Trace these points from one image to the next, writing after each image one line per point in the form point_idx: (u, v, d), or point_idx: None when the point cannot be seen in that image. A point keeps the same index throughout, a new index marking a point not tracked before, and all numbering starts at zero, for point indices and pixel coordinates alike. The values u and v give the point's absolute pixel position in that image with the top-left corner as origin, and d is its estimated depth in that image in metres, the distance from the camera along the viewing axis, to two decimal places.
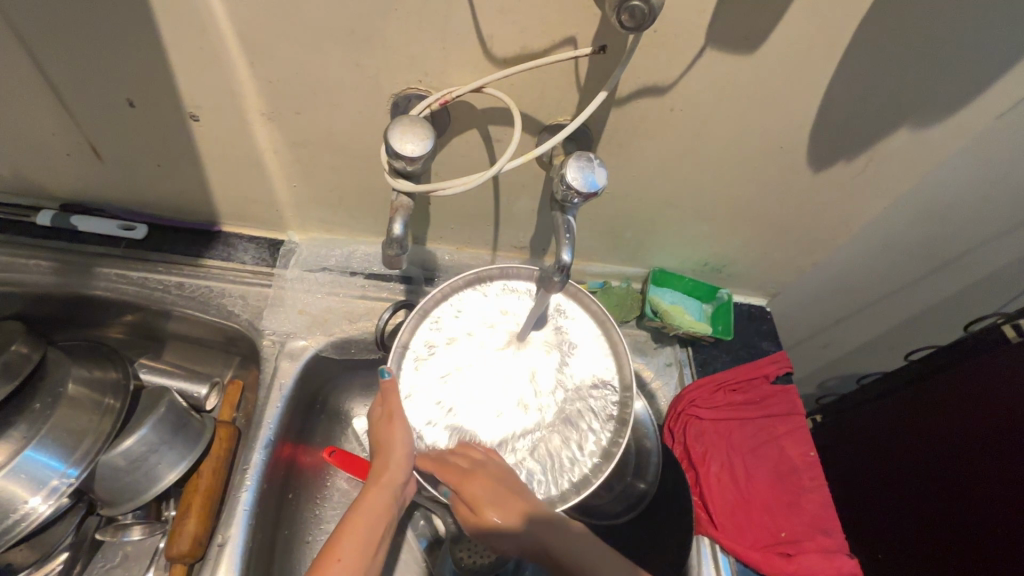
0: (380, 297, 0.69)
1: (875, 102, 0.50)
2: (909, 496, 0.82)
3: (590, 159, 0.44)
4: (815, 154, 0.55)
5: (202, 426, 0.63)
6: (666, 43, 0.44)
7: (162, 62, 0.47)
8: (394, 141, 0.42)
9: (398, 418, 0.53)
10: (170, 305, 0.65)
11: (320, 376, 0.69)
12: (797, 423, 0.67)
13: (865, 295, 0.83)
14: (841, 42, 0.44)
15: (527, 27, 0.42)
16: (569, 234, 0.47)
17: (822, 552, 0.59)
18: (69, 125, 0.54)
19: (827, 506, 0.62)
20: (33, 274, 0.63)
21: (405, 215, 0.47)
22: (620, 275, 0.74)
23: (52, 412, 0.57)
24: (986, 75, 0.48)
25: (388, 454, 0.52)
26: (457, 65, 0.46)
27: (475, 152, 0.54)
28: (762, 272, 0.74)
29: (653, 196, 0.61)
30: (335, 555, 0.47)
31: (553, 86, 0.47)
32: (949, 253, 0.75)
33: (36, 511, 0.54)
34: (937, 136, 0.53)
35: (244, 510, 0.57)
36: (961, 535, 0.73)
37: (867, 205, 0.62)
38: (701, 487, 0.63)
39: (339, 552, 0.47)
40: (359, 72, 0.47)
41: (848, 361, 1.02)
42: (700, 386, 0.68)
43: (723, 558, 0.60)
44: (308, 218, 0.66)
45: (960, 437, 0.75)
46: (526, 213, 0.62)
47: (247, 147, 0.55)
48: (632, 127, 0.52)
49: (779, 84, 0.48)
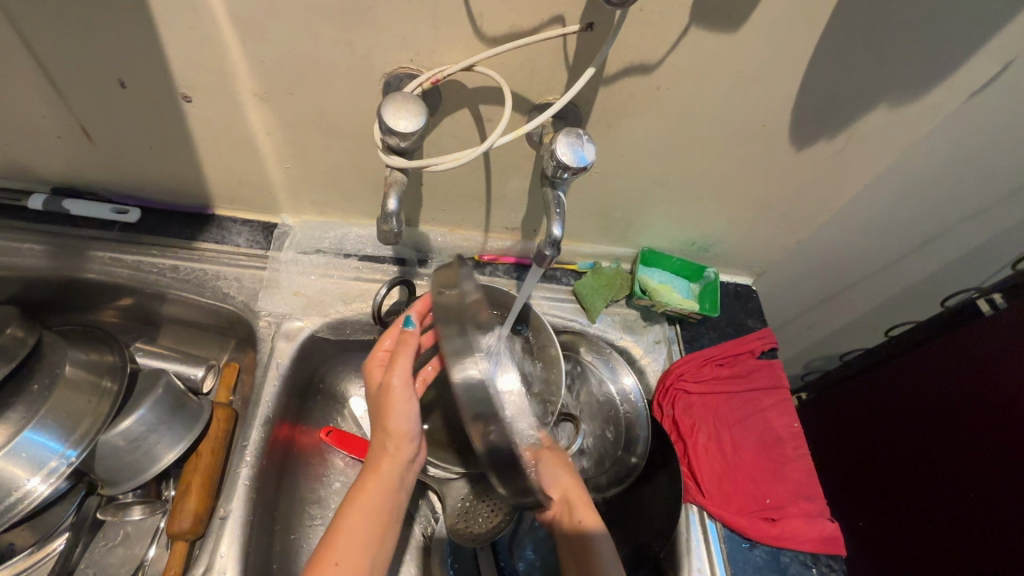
0: (374, 279, 0.70)
1: (853, 81, 0.52)
2: (890, 468, 0.85)
3: (580, 135, 0.46)
4: (796, 133, 0.57)
5: (199, 406, 0.63)
6: (651, 22, 0.45)
7: (153, 42, 0.47)
8: (387, 118, 0.43)
9: (397, 387, 0.53)
10: (164, 288, 0.65)
11: (315, 358, 0.69)
12: (781, 396, 0.69)
13: (847, 274, 0.85)
14: (818, 22, 0.46)
15: (515, 5, 0.43)
16: (559, 209, 0.49)
17: (805, 516, 0.62)
18: (59, 106, 0.54)
19: (809, 473, 0.64)
20: (28, 258, 0.63)
21: (399, 190, 0.48)
22: (609, 256, 0.76)
23: (50, 394, 0.57)
24: (958, 53, 0.50)
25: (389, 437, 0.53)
26: (448, 44, 0.47)
27: (466, 132, 0.55)
28: (748, 252, 0.76)
29: (642, 176, 0.62)
30: (330, 560, 0.46)
31: (542, 64, 0.48)
32: (928, 230, 0.77)
33: (36, 491, 0.55)
34: (915, 115, 0.55)
35: (244, 485, 0.58)
36: (938, 500, 0.76)
37: (848, 184, 0.64)
38: (689, 457, 0.65)
39: (335, 555, 0.47)
40: (351, 51, 0.47)
41: (833, 341, 1.05)
42: (688, 360, 0.70)
43: (711, 524, 0.62)
44: (301, 200, 0.67)
45: (944, 407, 0.77)
46: (516, 194, 0.63)
47: (240, 128, 0.56)
48: (619, 107, 0.53)
49: (761, 63, 0.49)
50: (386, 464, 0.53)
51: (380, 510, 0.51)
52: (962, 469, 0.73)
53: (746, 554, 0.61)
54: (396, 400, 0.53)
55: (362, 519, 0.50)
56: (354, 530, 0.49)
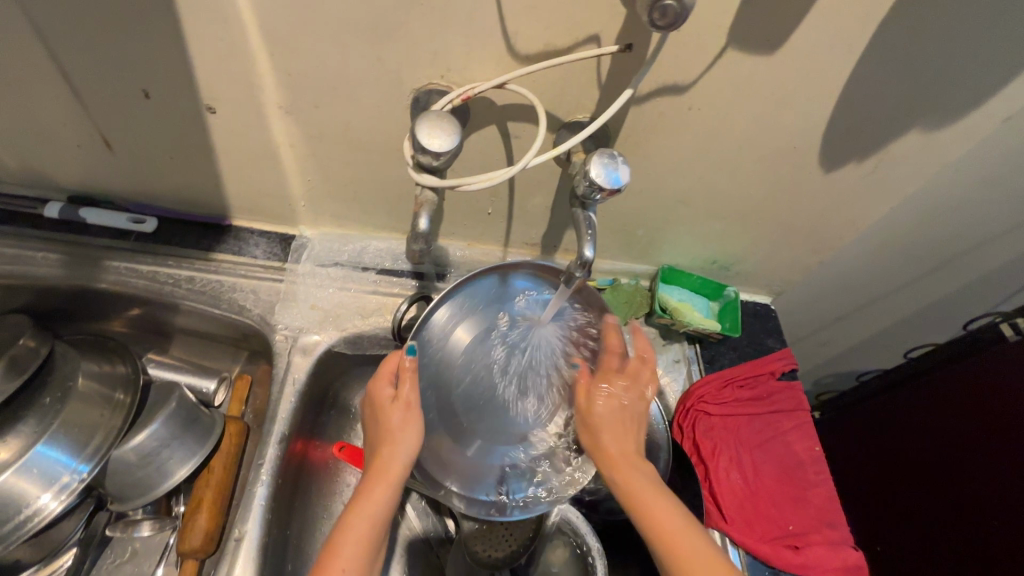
0: (392, 292, 0.69)
1: (887, 105, 0.51)
2: (907, 491, 0.84)
3: (613, 156, 0.45)
4: (825, 154, 0.56)
5: (212, 420, 0.62)
6: (688, 43, 0.44)
7: (180, 52, 0.46)
8: (421, 136, 0.42)
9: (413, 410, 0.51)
10: (180, 299, 0.64)
11: (331, 372, 0.68)
12: (803, 419, 0.68)
13: (866, 294, 0.85)
14: (856, 46, 0.45)
15: (552, 24, 0.43)
16: (591, 230, 0.48)
17: (829, 544, 0.61)
18: (80, 115, 0.53)
19: (832, 499, 0.63)
20: (41, 267, 0.62)
21: (430, 211, 0.47)
22: (629, 272, 0.75)
23: (62, 406, 0.56)
24: (993, 81, 0.49)
25: (393, 443, 0.50)
26: (481, 61, 0.46)
27: (493, 148, 0.54)
28: (769, 271, 0.75)
29: (667, 194, 0.61)
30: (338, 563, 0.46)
31: (575, 84, 0.48)
32: (951, 252, 0.77)
33: (47, 508, 0.53)
34: (948, 139, 0.55)
35: (260, 505, 0.56)
36: (957, 527, 0.75)
37: (875, 206, 0.64)
38: (711, 481, 0.63)
39: (341, 559, 0.46)
40: (381, 66, 0.47)
41: (849, 360, 1.03)
42: (709, 382, 0.69)
43: (733, 550, 0.61)
44: (321, 212, 0.66)
45: (967, 432, 0.76)
46: (540, 210, 0.62)
47: (263, 141, 0.55)
48: (649, 127, 0.53)
49: (797, 85, 0.48)
50: (393, 471, 0.50)
51: (375, 536, 0.48)
52: (981, 497, 0.72)
53: None
54: (407, 425, 0.50)
55: (371, 525, 0.48)
56: (362, 537, 0.47)
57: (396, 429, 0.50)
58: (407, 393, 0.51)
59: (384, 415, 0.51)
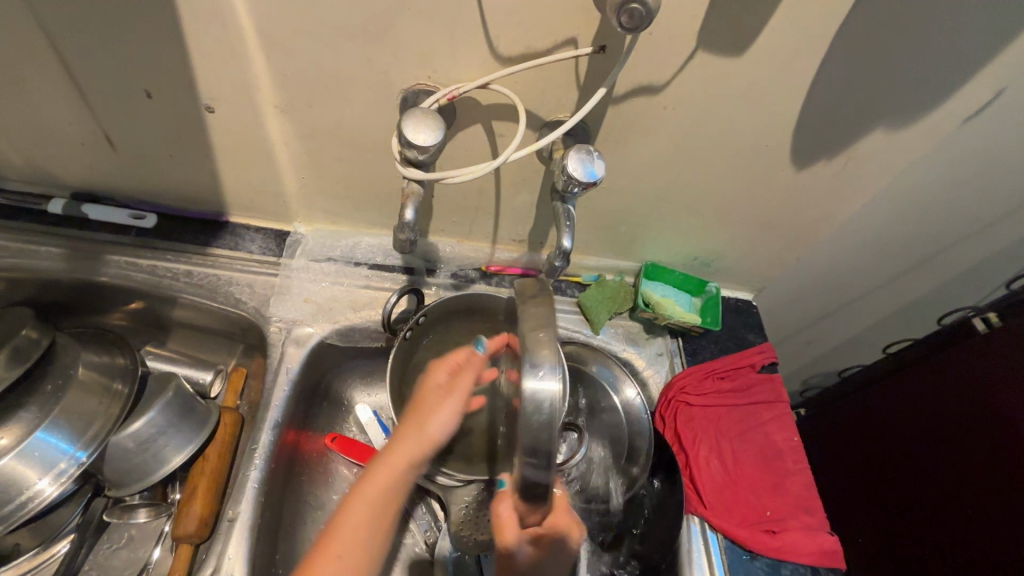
0: (384, 287, 0.72)
1: (850, 105, 0.54)
2: (888, 483, 0.86)
3: (590, 151, 0.47)
4: (796, 152, 0.59)
5: (207, 410, 0.64)
6: (659, 45, 0.47)
7: (182, 56, 0.49)
8: (407, 131, 0.45)
9: (455, 397, 0.52)
10: (177, 293, 0.66)
11: (324, 364, 0.70)
12: (781, 410, 0.70)
13: (845, 291, 0.87)
14: (817, 49, 0.48)
15: (531, 28, 0.45)
16: (569, 221, 0.51)
17: (805, 530, 0.62)
18: (85, 114, 0.56)
19: (809, 486, 0.65)
20: (45, 261, 0.64)
21: (415, 202, 0.51)
22: (613, 269, 0.77)
23: (62, 395, 0.58)
24: (950, 82, 0.52)
25: (425, 427, 0.51)
26: (464, 63, 0.49)
27: (479, 146, 0.57)
28: (749, 267, 0.77)
29: (646, 191, 0.64)
30: (331, 546, 0.47)
31: (554, 84, 0.51)
32: (924, 250, 0.79)
33: (43, 493, 0.55)
34: (912, 137, 0.57)
35: (253, 487, 0.58)
36: (934, 517, 0.77)
37: (847, 203, 0.66)
38: (691, 468, 0.66)
39: (335, 548, 0.47)
40: (371, 68, 0.49)
41: (832, 358, 1.06)
42: (690, 373, 0.72)
43: (712, 535, 0.63)
44: (315, 209, 0.68)
45: (943, 424, 0.78)
46: (525, 207, 0.65)
47: (259, 139, 0.57)
48: (627, 125, 0.55)
49: (764, 87, 0.51)
50: (410, 459, 0.51)
51: (388, 508, 0.50)
52: (958, 487, 0.74)
53: (746, 565, 0.61)
54: (445, 412, 0.52)
55: (375, 506, 0.49)
56: (384, 488, 0.50)
57: (430, 408, 0.52)
58: (458, 384, 0.53)
59: (430, 396, 0.54)
